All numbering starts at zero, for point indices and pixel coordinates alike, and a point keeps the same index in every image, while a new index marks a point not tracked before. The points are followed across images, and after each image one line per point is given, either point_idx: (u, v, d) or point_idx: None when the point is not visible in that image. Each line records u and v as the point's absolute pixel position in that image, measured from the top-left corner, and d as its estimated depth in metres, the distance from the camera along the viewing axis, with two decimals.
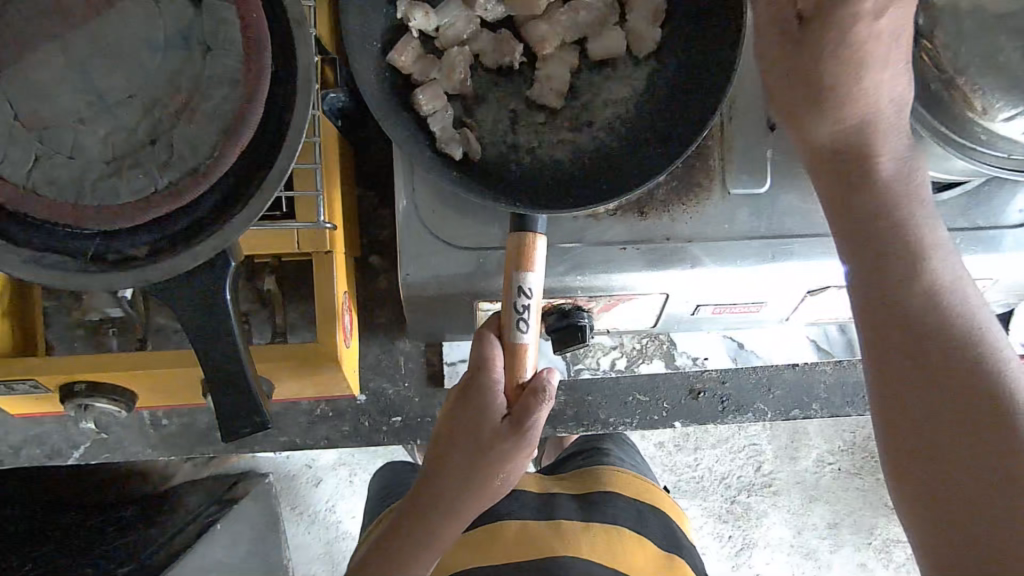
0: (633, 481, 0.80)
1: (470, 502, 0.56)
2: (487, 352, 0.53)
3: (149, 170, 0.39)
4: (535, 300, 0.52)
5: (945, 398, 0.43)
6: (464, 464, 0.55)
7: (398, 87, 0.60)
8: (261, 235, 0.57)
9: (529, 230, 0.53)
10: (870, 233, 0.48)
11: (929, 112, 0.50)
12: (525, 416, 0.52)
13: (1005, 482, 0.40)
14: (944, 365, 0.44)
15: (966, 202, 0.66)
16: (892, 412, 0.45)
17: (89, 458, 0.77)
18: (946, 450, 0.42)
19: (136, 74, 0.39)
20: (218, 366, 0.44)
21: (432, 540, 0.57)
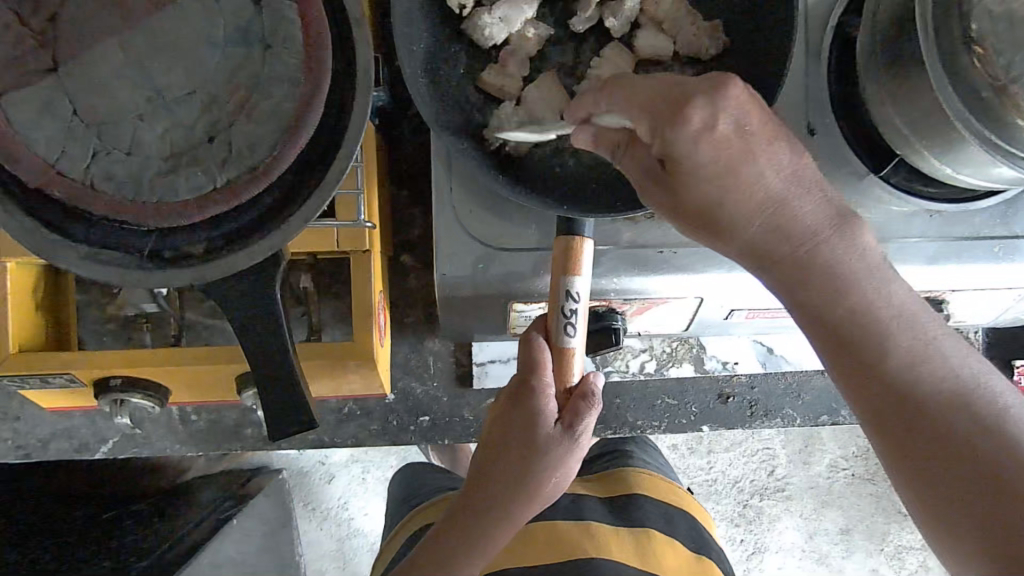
0: (660, 483, 0.81)
1: (518, 509, 0.57)
2: (534, 357, 0.53)
3: (208, 167, 0.39)
4: (581, 303, 0.52)
5: (908, 423, 0.45)
6: (513, 472, 0.56)
7: (441, 86, 0.60)
8: (302, 232, 0.57)
9: (576, 233, 0.53)
10: (826, 296, 0.46)
11: (978, 119, 0.50)
12: (576, 421, 0.54)
13: (991, 481, 0.43)
14: (908, 407, 0.45)
15: (1006, 210, 0.66)
16: (898, 456, 0.46)
17: (117, 453, 0.77)
18: (939, 464, 0.44)
19: (196, 71, 0.39)
20: (268, 363, 0.44)
21: (482, 547, 0.57)
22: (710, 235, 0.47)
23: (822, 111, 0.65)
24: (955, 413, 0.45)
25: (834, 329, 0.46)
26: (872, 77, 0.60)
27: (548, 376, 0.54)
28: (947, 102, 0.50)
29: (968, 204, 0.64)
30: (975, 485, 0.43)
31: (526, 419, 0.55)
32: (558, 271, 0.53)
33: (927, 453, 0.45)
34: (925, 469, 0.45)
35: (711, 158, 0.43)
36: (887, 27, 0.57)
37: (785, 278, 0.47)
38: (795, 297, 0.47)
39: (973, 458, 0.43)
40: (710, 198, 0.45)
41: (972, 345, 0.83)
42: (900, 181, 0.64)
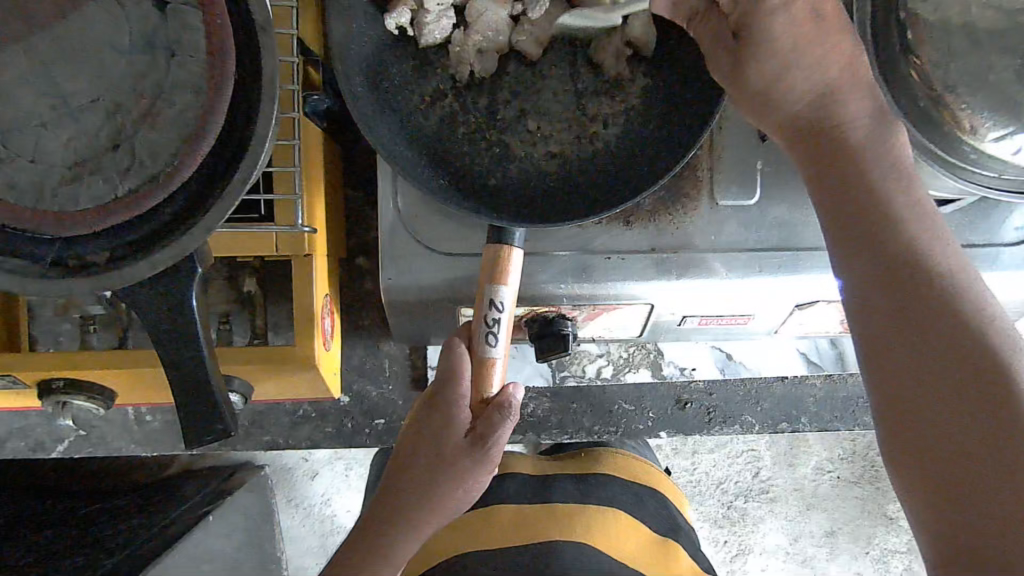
0: (643, 468, 0.80)
1: (428, 516, 0.55)
2: (453, 363, 0.54)
3: (110, 177, 0.38)
4: (505, 313, 0.53)
5: (899, 327, 0.43)
6: (423, 477, 0.55)
7: (382, 88, 0.59)
8: (237, 237, 0.56)
9: (505, 243, 0.53)
10: (852, 199, 0.47)
11: (919, 130, 0.49)
12: (490, 432, 0.53)
13: (969, 396, 0.40)
14: (883, 293, 0.44)
15: (962, 217, 0.65)
16: (959, 380, 0.40)
17: (73, 453, 0.77)
18: (937, 407, 0.41)
19: (101, 80, 0.39)
20: (184, 370, 0.44)
21: (388, 555, 0.55)
22: (735, 93, 0.51)
23: None
24: (962, 346, 0.41)
25: (879, 274, 0.45)
26: None
27: (464, 384, 0.54)
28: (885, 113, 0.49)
29: None
30: (964, 400, 0.40)
31: (444, 423, 0.55)
32: (484, 278, 0.53)
33: (950, 387, 0.41)
34: (926, 383, 0.41)
35: (794, 26, 0.47)
36: None
37: (829, 189, 0.48)
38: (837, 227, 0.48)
39: (941, 372, 0.41)
40: (768, 87, 0.49)
41: None
42: None
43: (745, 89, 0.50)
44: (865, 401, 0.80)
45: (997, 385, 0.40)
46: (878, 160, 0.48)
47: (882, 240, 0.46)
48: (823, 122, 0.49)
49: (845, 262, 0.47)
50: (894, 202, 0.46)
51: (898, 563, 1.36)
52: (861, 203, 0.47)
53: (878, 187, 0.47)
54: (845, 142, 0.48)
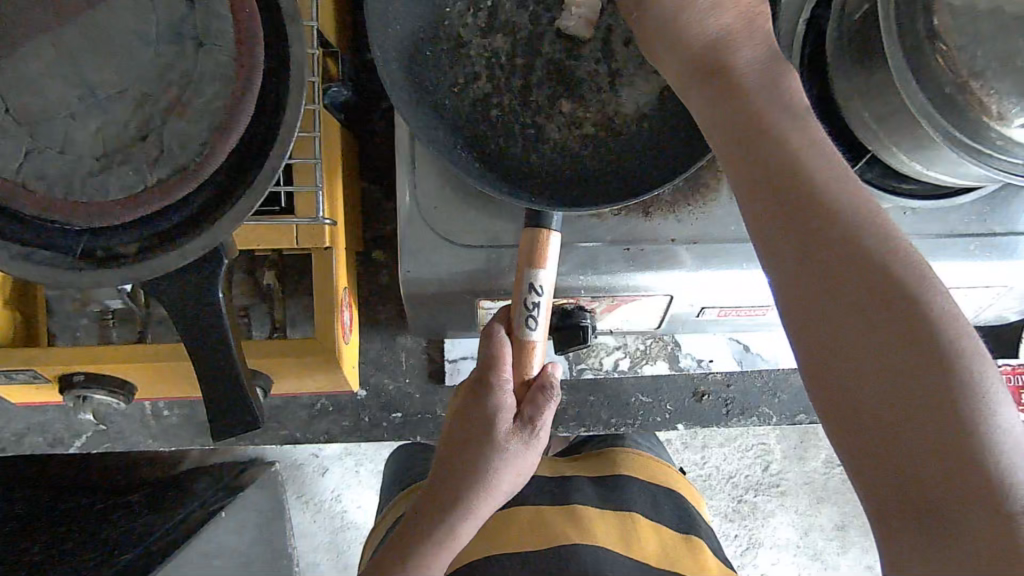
0: (664, 470, 0.82)
1: (486, 503, 0.56)
2: (494, 350, 0.53)
3: (139, 166, 0.38)
4: (545, 297, 0.51)
5: (850, 296, 0.38)
6: (474, 465, 0.55)
7: (412, 67, 0.58)
8: (258, 229, 0.56)
9: (542, 226, 0.51)
10: (750, 140, 0.43)
11: (944, 116, 0.49)
12: (536, 414, 0.55)
13: (928, 397, 0.35)
14: (837, 275, 0.39)
15: (982, 206, 0.65)
16: (894, 378, 0.36)
17: (91, 448, 0.76)
18: (892, 412, 0.36)
19: (129, 69, 0.39)
20: (212, 362, 0.44)
21: (447, 543, 0.56)
22: (654, 45, 0.48)
23: None
24: (923, 342, 0.36)
25: (799, 235, 0.40)
26: (840, 72, 0.59)
27: (506, 370, 0.54)
28: (912, 99, 0.49)
29: (947, 200, 0.63)
30: (912, 406, 0.36)
31: (490, 411, 0.55)
32: (523, 261, 0.52)
33: (887, 392, 0.36)
34: (880, 376, 0.37)
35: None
36: (856, 21, 0.56)
37: (726, 129, 0.44)
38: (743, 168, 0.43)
39: (905, 365, 0.36)
40: (663, 18, 0.46)
41: None
42: (876, 178, 0.63)
43: (647, 30, 0.47)
44: None
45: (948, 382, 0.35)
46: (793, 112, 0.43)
47: (811, 199, 0.40)
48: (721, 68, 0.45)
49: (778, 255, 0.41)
50: (807, 159, 0.41)
51: None
52: (781, 146, 0.42)
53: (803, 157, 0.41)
54: (744, 80, 0.44)
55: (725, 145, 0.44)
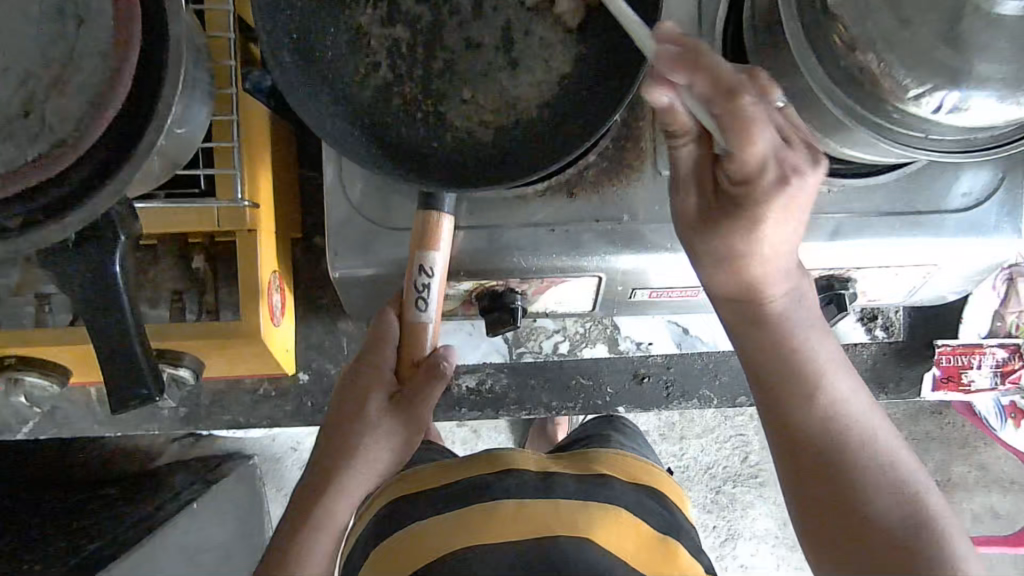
0: (636, 462, 0.72)
1: (359, 481, 0.60)
2: (386, 327, 0.59)
3: (20, 141, 0.39)
4: (435, 278, 0.55)
5: (813, 444, 0.53)
6: (351, 440, 0.59)
7: (329, 54, 0.60)
8: (176, 211, 0.57)
9: (433, 210, 0.55)
10: (772, 381, 0.54)
11: (844, 90, 0.50)
12: (418, 396, 0.58)
13: (834, 496, 0.52)
14: (822, 438, 0.53)
15: (906, 184, 0.65)
16: (817, 479, 0.52)
17: (38, 434, 0.78)
18: (830, 501, 0.52)
19: (12, 48, 0.40)
20: (107, 334, 0.45)
21: (324, 521, 0.60)
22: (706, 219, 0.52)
23: None
24: (840, 474, 0.52)
25: (785, 392, 0.54)
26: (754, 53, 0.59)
27: (392, 349, 0.59)
28: (811, 75, 0.50)
29: (869, 178, 0.65)
30: (822, 496, 0.52)
31: (367, 385, 0.59)
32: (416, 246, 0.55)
33: (827, 505, 0.52)
34: (824, 483, 0.52)
35: (771, 200, 0.46)
36: (765, 2, 0.57)
37: (736, 308, 0.55)
38: (749, 330, 0.55)
39: (821, 476, 0.52)
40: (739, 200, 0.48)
41: (895, 324, 0.78)
42: None
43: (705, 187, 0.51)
44: None
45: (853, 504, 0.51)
46: (808, 384, 0.53)
47: (792, 371, 0.53)
48: (749, 294, 0.53)
49: (786, 405, 0.54)
50: (803, 350, 0.53)
51: None
52: (786, 396, 0.54)
53: (800, 406, 0.53)
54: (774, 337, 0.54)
55: (733, 315, 0.55)
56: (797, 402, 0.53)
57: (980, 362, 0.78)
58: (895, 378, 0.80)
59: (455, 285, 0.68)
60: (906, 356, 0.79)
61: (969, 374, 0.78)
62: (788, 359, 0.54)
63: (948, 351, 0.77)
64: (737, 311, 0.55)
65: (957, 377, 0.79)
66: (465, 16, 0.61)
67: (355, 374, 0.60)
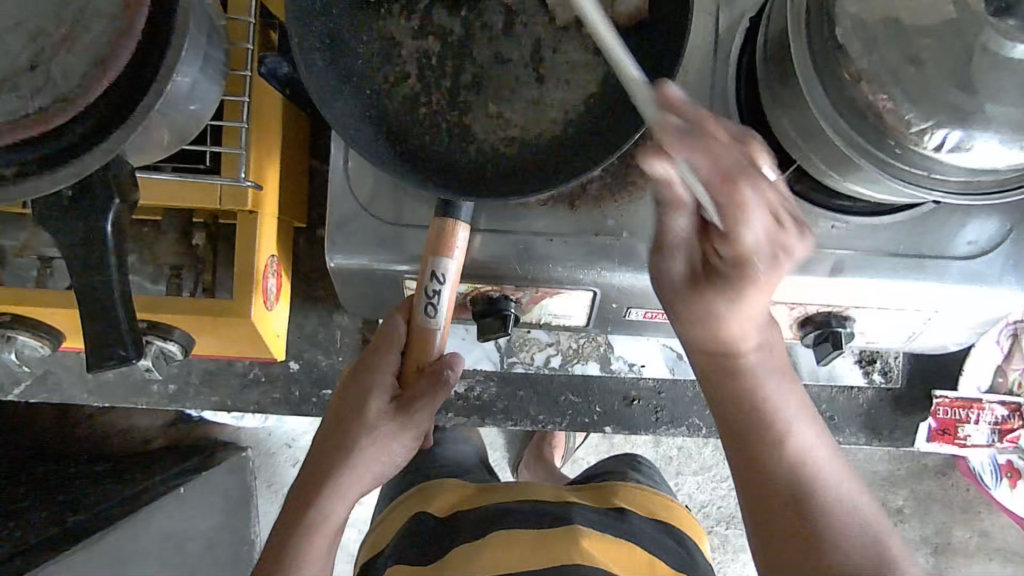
0: (647, 495, 0.76)
1: (351, 483, 0.60)
2: (392, 329, 0.60)
3: (23, 93, 0.40)
4: (446, 286, 0.56)
5: (775, 491, 0.53)
6: (345, 439, 0.59)
7: (345, 46, 0.61)
8: (180, 185, 0.58)
9: (450, 218, 0.55)
10: (740, 425, 0.55)
11: (848, 122, 0.50)
12: (414, 403, 0.58)
13: (791, 539, 0.52)
14: (784, 486, 0.53)
15: (912, 227, 0.64)
16: (774, 528, 0.53)
17: (29, 397, 0.78)
18: (789, 545, 0.52)
19: (26, 3, 0.41)
20: (91, 293, 0.45)
21: (317, 524, 0.60)
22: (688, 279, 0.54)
23: (725, 114, 0.65)
24: (800, 521, 0.52)
25: (746, 438, 0.55)
26: (765, 81, 0.59)
27: (393, 356, 0.60)
28: (815, 103, 0.50)
29: (875, 217, 0.63)
30: (783, 538, 0.52)
31: (369, 387, 0.60)
32: (430, 251, 0.55)
33: (784, 550, 0.52)
34: (781, 531, 0.53)
35: (756, 265, 0.48)
36: (778, 32, 0.57)
37: (708, 355, 0.57)
38: (719, 375, 0.56)
39: (781, 522, 0.53)
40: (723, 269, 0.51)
41: (896, 370, 0.76)
42: (802, 190, 0.64)
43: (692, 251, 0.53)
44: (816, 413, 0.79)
45: (809, 549, 0.51)
46: (773, 430, 0.54)
47: (757, 419, 0.55)
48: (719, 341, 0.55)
49: (748, 450, 0.55)
50: (768, 397, 0.55)
51: None
52: (749, 440, 0.55)
53: (765, 452, 0.54)
54: (742, 381, 0.55)
55: (706, 361, 0.57)
56: (759, 448, 0.54)
57: (977, 417, 0.77)
58: (891, 426, 0.78)
59: None
60: (905, 405, 0.78)
61: (965, 428, 0.77)
62: (753, 404, 0.55)
63: (946, 402, 0.76)
64: (709, 360, 0.57)
65: (954, 431, 0.77)
66: (483, 22, 0.62)
67: (363, 362, 0.61)
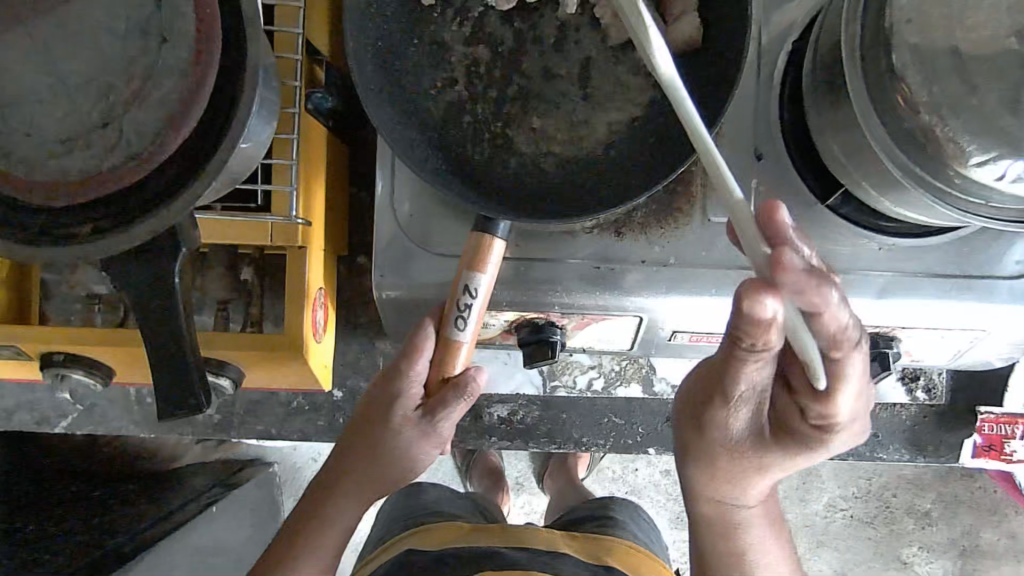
0: (641, 556, 0.77)
1: (378, 484, 0.65)
2: (419, 342, 0.58)
3: (97, 152, 0.40)
4: (478, 300, 0.54)
5: (722, 540, 0.61)
6: (375, 442, 0.63)
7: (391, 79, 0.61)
8: (232, 224, 0.59)
9: (487, 232, 0.54)
10: (702, 492, 0.57)
11: (904, 152, 0.49)
12: (439, 409, 0.59)
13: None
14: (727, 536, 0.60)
15: (960, 247, 0.64)
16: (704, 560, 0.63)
17: (76, 428, 0.79)
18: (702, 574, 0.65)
19: (95, 60, 0.41)
20: (160, 344, 0.45)
21: (334, 507, 0.66)
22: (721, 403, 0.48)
23: (770, 137, 0.65)
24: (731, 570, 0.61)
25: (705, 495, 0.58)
26: (813, 107, 0.59)
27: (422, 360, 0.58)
28: (871, 132, 0.50)
29: (921, 240, 0.63)
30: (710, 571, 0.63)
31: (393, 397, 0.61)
32: (465, 262, 0.55)
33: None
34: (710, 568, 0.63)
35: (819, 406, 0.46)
36: (827, 59, 0.57)
37: (691, 448, 0.54)
38: (697, 463, 0.55)
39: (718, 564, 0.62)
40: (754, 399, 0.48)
41: (938, 386, 0.77)
42: (851, 213, 0.64)
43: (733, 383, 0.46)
44: None
45: None
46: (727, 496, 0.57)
47: (721, 490, 0.56)
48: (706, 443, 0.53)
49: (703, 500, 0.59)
50: (737, 486, 0.55)
51: None
52: (708, 498, 0.58)
53: (718, 510, 0.59)
54: (715, 472, 0.55)
55: (689, 449, 0.54)
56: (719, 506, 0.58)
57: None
58: (934, 441, 0.79)
59: (497, 314, 0.67)
60: (947, 419, 0.78)
61: (1012, 444, 0.76)
62: (720, 484, 0.56)
63: (991, 419, 0.76)
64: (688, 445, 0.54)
65: (1000, 447, 0.77)
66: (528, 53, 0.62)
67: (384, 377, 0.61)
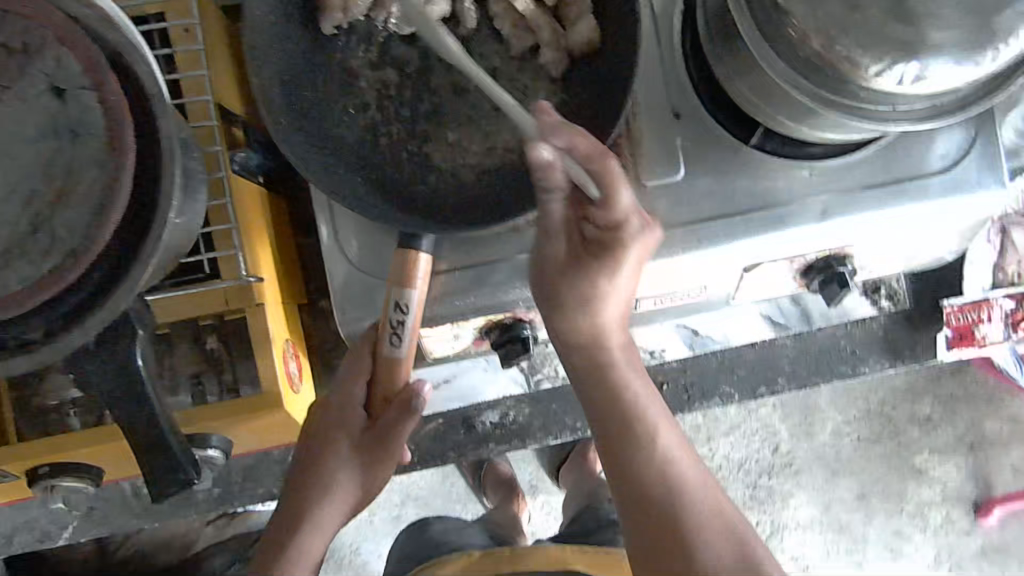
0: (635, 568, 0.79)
1: (342, 481, 0.69)
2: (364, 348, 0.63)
3: (32, 257, 0.41)
4: (410, 313, 0.58)
5: (649, 493, 0.55)
6: (335, 438, 0.68)
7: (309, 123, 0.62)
8: (186, 297, 0.59)
9: (412, 249, 0.58)
10: (605, 424, 0.57)
11: (809, 80, 0.51)
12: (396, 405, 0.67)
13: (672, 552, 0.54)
14: (658, 485, 0.55)
15: (886, 156, 0.66)
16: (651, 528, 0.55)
17: (79, 536, 0.78)
18: (661, 552, 0.54)
19: (10, 170, 0.41)
20: (139, 429, 0.46)
21: (310, 514, 0.69)
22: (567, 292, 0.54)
23: (684, 96, 0.67)
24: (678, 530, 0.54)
25: (607, 433, 0.57)
26: (716, 57, 0.61)
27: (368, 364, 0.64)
28: (773, 68, 0.52)
29: (846, 157, 0.66)
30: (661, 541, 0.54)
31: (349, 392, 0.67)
32: (394, 280, 0.58)
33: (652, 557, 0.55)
34: (656, 533, 0.54)
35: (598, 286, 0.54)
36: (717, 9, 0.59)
37: (577, 363, 0.58)
38: (588, 383, 0.57)
39: (660, 529, 0.54)
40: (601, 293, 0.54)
41: (902, 292, 0.79)
42: (776, 147, 0.66)
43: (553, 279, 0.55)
44: (837, 351, 0.81)
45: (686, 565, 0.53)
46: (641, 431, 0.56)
47: (625, 422, 0.56)
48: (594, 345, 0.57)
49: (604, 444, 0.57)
50: (641, 415, 0.56)
51: (938, 514, 1.33)
52: (616, 432, 0.56)
53: (630, 453, 0.56)
54: (614, 397, 0.56)
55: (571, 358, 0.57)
56: (624, 448, 0.56)
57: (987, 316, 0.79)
58: (909, 345, 0.81)
59: (467, 322, 0.68)
60: (916, 320, 0.80)
61: (979, 329, 0.79)
62: (622, 411, 0.56)
63: (955, 310, 0.78)
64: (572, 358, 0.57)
65: (970, 334, 0.80)
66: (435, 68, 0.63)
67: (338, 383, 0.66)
